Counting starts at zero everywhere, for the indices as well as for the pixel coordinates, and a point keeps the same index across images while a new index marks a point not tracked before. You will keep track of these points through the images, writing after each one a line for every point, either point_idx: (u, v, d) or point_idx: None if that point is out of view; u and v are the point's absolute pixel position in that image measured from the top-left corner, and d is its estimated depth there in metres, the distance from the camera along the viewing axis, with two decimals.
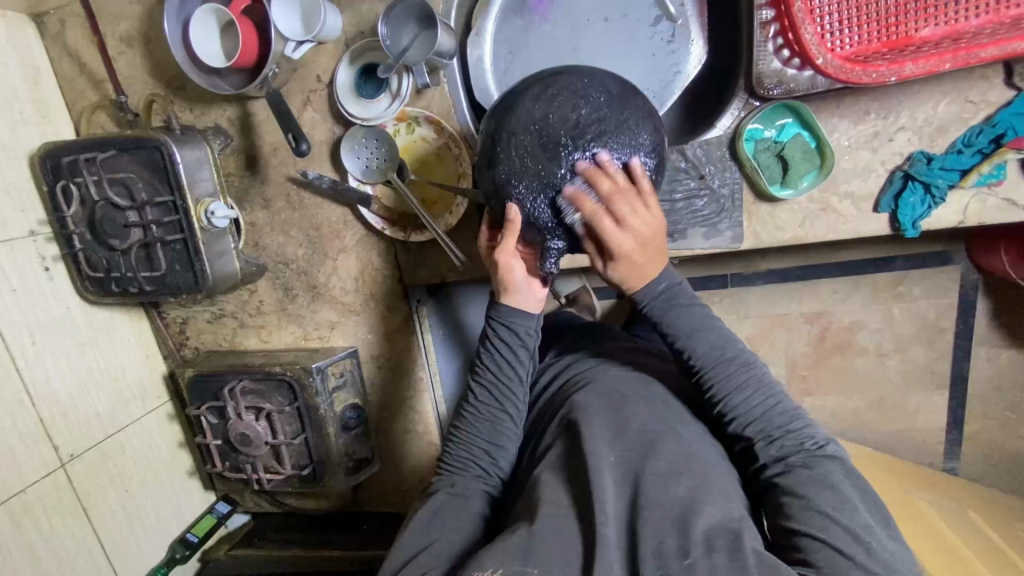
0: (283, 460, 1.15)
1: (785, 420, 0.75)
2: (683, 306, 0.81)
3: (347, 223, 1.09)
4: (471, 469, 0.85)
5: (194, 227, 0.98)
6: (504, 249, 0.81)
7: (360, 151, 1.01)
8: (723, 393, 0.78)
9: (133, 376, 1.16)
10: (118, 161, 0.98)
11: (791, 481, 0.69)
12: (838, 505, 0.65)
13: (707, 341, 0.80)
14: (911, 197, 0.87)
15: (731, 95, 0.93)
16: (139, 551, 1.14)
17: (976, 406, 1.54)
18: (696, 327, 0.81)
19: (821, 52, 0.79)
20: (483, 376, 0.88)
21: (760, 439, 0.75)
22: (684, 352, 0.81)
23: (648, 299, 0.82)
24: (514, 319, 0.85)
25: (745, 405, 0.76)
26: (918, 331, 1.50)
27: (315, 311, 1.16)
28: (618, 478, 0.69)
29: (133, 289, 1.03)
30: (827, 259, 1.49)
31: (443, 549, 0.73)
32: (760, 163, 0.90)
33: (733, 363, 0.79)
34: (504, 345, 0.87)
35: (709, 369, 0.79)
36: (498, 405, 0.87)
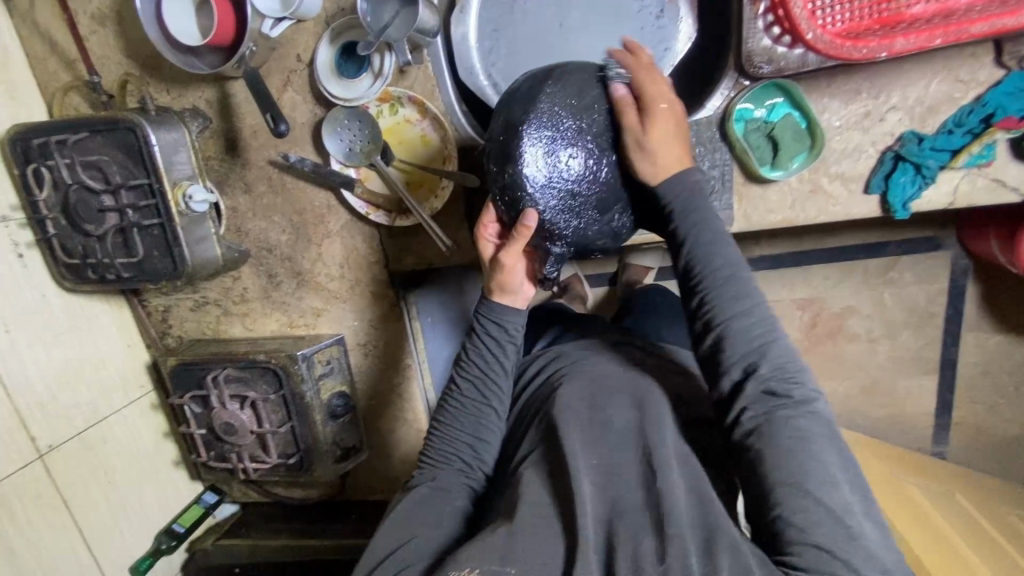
0: (269, 449, 1.14)
1: (781, 356, 0.69)
2: (703, 209, 0.74)
3: (331, 207, 1.07)
4: (453, 462, 0.83)
5: (171, 211, 0.95)
6: (511, 250, 0.79)
7: (342, 134, 0.98)
8: (727, 312, 0.70)
9: (114, 366, 1.14)
10: (91, 144, 0.95)
11: (766, 437, 0.64)
12: (819, 479, 0.62)
13: (719, 254, 0.73)
14: (902, 177, 0.86)
15: (721, 74, 0.91)
16: (124, 543, 1.13)
17: (965, 390, 1.55)
18: (704, 238, 0.74)
19: (812, 27, 0.76)
20: (467, 370, 0.86)
21: (752, 373, 0.68)
22: (695, 265, 0.73)
23: (672, 197, 0.75)
24: (504, 316, 0.84)
25: (746, 327, 0.69)
26: (907, 317, 1.50)
27: (300, 298, 1.14)
28: (597, 480, 0.68)
29: (111, 276, 1.01)
30: (817, 244, 1.48)
31: (425, 548, 0.72)
32: (750, 143, 0.88)
33: (742, 284, 0.71)
34: (492, 341, 0.85)
35: (716, 282, 0.72)
36: (482, 400, 0.85)
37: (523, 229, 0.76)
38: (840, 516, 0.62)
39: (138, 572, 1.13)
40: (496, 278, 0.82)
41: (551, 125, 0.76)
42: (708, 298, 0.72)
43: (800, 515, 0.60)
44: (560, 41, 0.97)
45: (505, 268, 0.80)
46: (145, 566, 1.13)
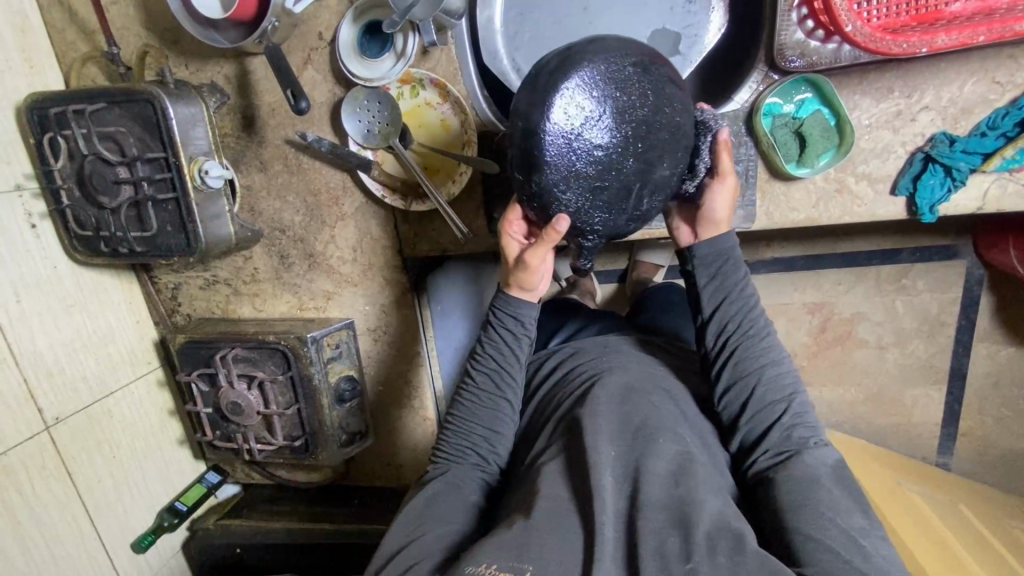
0: (275, 430, 1.13)
1: (802, 408, 0.76)
2: (739, 279, 0.82)
3: (346, 189, 1.05)
4: (468, 457, 0.83)
5: (186, 186, 0.94)
6: (536, 252, 0.76)
7: (361, 114, 0.97)
8: (750, 368, 0.79)
9: (122, 341, 1.13)
10: (109, 115, 0.94)
11: (785, 477, 0.69)
12: (834, 506, 0.65)
13: (747, 315, 0.81)
14: (931, 179, 0.84)
15: (751, 68, 0.89)
16: (126, 519, 1.12)
17: (973, 402, 1.53)
18: (733, 297, 0.82)
19: (851, 19, 0.74)
20: (481, 362, 0.86)
21: (772, 427, 0.75)
22: (721, 327, 0.82)
23: (703, 262, 0.83)
24: (519, 309, 0.84)
25: (772, 381, 0.78)
26: (920, 325, 1.49)
27: (311, 280, 1.13)
28: (617, 474, 0.69)
29: (123, 250, 1.00)
30: (832, 248, 1.47)
31: (433, 536, 0.71)
32: (777, 139, 0.87)
33: (763, 342, 0.80)
34: (507, 333, 0.84)
35: (740, 343, 0.80)
36: (496, 392, 0.85)
37: (550, 234, 0.72)
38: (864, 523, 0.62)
39: (141, 547, 1.13)
40: (516, 275, 0.81)
41: (571, 118, 0.69)
42: (732, 355, 0.80)
43: (818, 529, 0.62)
44: (583, 26, 0.95)
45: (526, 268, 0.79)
46: (148, 542, 1.13)
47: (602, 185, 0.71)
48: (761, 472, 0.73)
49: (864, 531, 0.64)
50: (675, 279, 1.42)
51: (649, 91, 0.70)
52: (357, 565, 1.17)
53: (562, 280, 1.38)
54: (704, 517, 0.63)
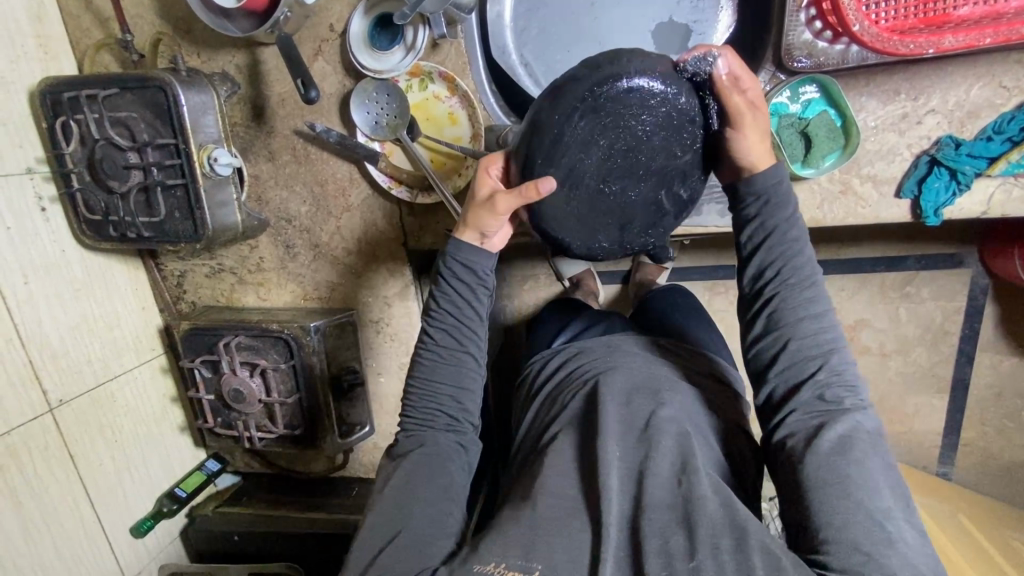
0: (276, 419, 1.14)
1: (842, 367, 0.70)
2: (786, 217, 0.73)
3: (353, 180, 1.06)
4: (439, 420, 0.81)
5: (196, 172, 0.95)
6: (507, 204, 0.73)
7: (370, 106, 0.98)
8: (791, 321, 0.71)
9: (127, 326, 1.14)
10: (121, 101, 0.95)
11: (811, 449, 0.65)
12: (862, 485, 0.62)
13: (792, 261, 0.73)
14: (936, 182, 0.84)
15: (758, 67, 0.90)
16: (126, 503, 1.13)
17: (975, 412, 1.52)
18: (777, 239, 0.73)
19: (859, 19, 0.75)
20: (439, 320, 0.81)
21: (805, 386, 0.70)
22: (758, 271, 0.74)
23: (749, 194, 0.74)
24: (471, 258, 0.79)
25: (812, 338, 0.71)
26: (923, 333, 1.48)
27: (315, 270, 1.14)
28: (622, 474, 0.69)
29: (131, 235, 1.01)
30: (837, 253, 1.46)
31: (431, 528, 0.73)
32: (783, 140, 0.86)
33: (809, 292, 0.72)
34: (460, 284, 0.80)
35: (781, 291, 0.72)
36: (458, 349, 0.82)
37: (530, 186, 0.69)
38: (882, 511, 0.61)
39: (139, 532, 1.13)
40: (476, 212, 0.77)
41: (569, 179, 0.72)
42: (770, 305, 0.73)
43: (827, 518, 0.61)
44: (589, 21, 0.96)
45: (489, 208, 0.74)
46: (147, 527, 1.14)
47: (621, 214, 0.75)
48: (789, 438, 0.69)
49: (890, 512, 0.62)
50: (678, 280, 1.42)
51: (638, 113, 0.69)
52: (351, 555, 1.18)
53: (565, 279, 1.39)
54: (707, 512, 0.63)
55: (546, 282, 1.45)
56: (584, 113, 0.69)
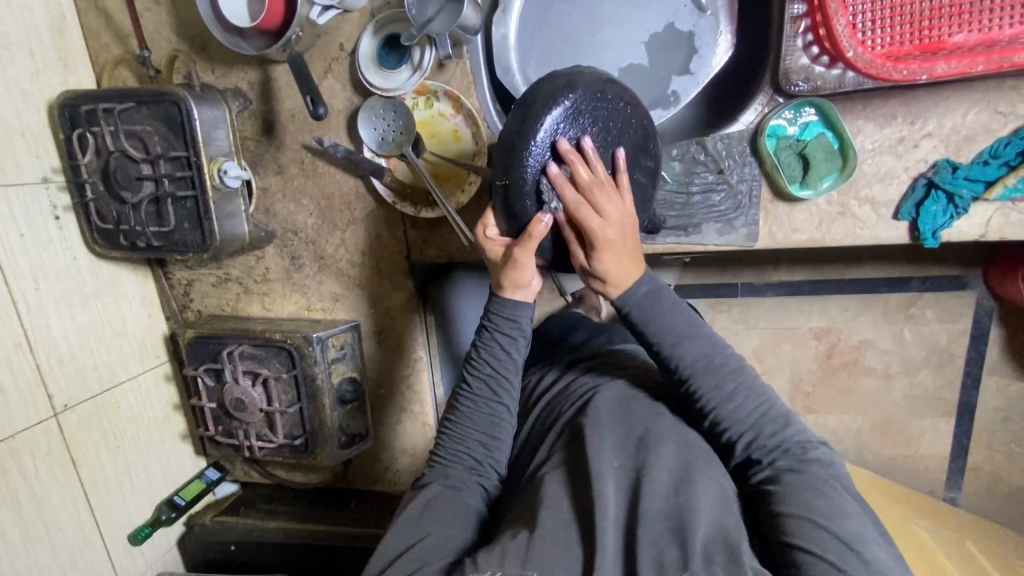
0: (277, 428, 1.15)
1: (777, 426, 0.73)
2: (674, 308, 0.80)
3: (359, 194, 1.08)
4: (464, 460, 0.83)
5: (206, 184, 0.97)
6: (524, 251, 0.77)
7: (376, 122, 1.00)
8: (713, 406, 0.75)
9: (134, 334, 1.16)
10: (135, 114, 0.97)
11: (779, 493, 0.67)
12: (833, 514, 0.63)
13: (694, 347, 0.78)
14: (933, 206, 0.85)
15: (756, 90, 0.91)
16: (125, 509, 1.14)
17: (982, 437, 1.51)
18: (683, 328, 0.79)
19: (853, 45, 0.77)
20: (478, 367, 0.85)
21: (754, 447, 0.72)
22: (672, 360, 0.78)
23: (630, 301, 0.80)
24: (517, 311, 0.83)
25: (735, 417, 0.74)
26: (927, 356, 1.48)
27: (320, 282, 1.16)
28: (619, 487, 0.69)
29: (141, 244, 1.03)
30: (840, 274, 1.46)
31: (437, 543, 0.72)
32: (781, 161, 0.88)
33: (719, 370, 0.76)
34: (505, 338, 0.84)
35: (695, 377, 0.76)
36: (494, 397, 0.84)
37: (535, 221, 0.75)
38: (862, 536, 0.62)
39: (137, 539, 1.14)
40: (506, 274, 0.81)
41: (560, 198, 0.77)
42: (694, 396, 0.77)
43: (815, 540, 0.60)
44: (587, 37, 0.98)
45: (518, 266, 0.79)
46: (144, 534, 1.15)
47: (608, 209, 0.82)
48: (754, 491, 0.70)
49: (863, 538, 0.61)
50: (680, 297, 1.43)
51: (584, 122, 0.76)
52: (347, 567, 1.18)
53: (566, 296, 1.40)
54: (701, 527, 0.63)
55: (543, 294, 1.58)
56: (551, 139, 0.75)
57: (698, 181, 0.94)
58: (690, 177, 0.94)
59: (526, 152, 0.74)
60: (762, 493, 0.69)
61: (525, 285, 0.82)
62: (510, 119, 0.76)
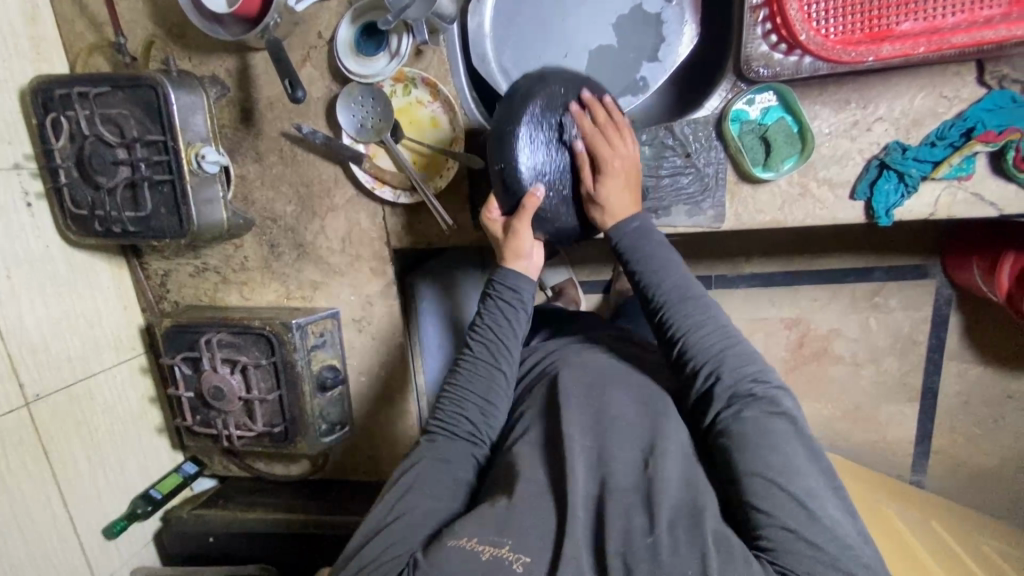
0: (255, 417, 1.15)
1: (738, 362, 0.78)
2: (653, 242, 0.87)
3: (338, 182, 1.09)
4: (460, 429, 0.84)
5: (183, 169, 0.97)
6: (521, 225, 0.86)
7: (355, 109, 1.02)
8: (686, 333, 0.81)
9: (108, 324, 1.15)
10: (111, 99, 0.97)
11: (737, 433, 0.72)
12: (783, 470, 0.68)
13: (671, 280, 0.84)
14: (886, 184, 0.90)
15: (720, 78, 0.95)
16: (99, 502, 1.13)
17: (945, 421, 1.58)
18: (661, 271, 0.85)
19: (805, 29, 0.83)
20: (481, 333, 0.89)
21: (719, 376, 0.77)
22: (651, 289, 0.85)
23: (620, 232, 0.87)
24: (519, 281, 0.89)
25: (701, 340, 0.80)
26: (892, 343, 1.55)
27: (300, 270, 1.16)
28: (589, 460, 0.72)
29: (116, 230, 1.01)
30: (808, 264, 1.53)
31: (425, 511, 0.74)
32: (744, 144, 0.92)
33: (694, 303, 0.83)
34: (504, 304, 0.89)
35: (671, 306, 0.83)
36: (493, 363, 0.87)
37: (528, 199, 0.84)
38: (813, 491, 0.67)
39: (112, 533, 1.13)
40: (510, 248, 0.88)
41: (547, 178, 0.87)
42: (667, 320, 0.83)
43: (767, 501, 0.66)
44: (558, 22, 0.98)
45: (515, 238, 0.87)
46: (120, 528, 1.14)
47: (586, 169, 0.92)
48: (716, 427, 0.75)
49: (814, 493, 0.67)
50: None
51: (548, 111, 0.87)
52: (326, 556, 1.18)
53: (546, 288, 1.44)
54: (665, 490, 0.67)
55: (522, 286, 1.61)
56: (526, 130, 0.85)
57: (666, 165, 0.97)
58: (659, 162, 0.97)
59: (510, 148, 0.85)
60: (724, 435, 0.73)
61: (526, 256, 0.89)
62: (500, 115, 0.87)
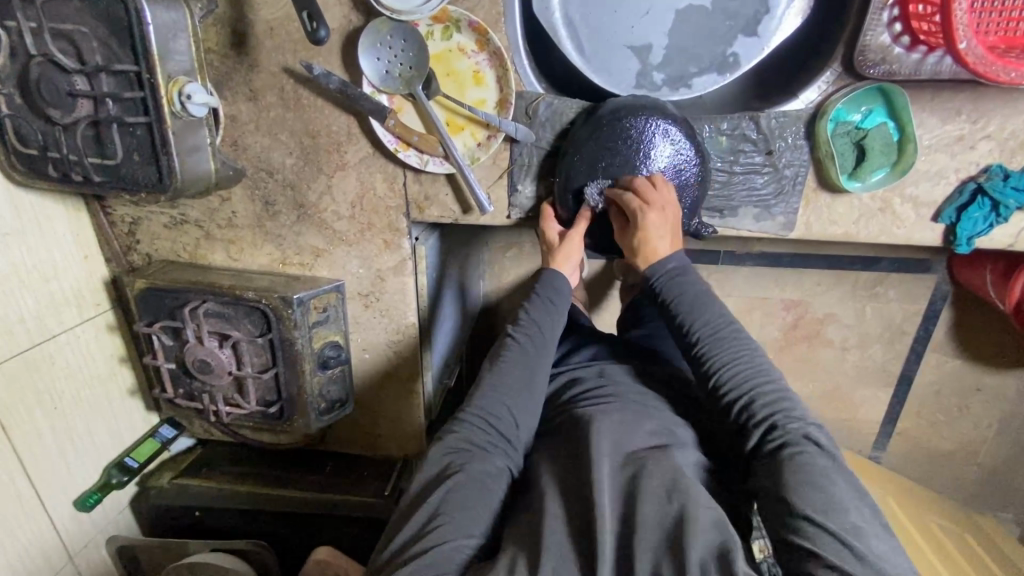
0: (248, 393, 1.04)
1: (773, 396, 0.79)
2: (691, 280, 0.88)
3: (352, 136, 0.91)
4: (492, 433, 0.83)
5: (163, 111, 0.77)
6: (576, 235, 0.89)
7: (381, 50, 0.83)
8: (720, 368, 0.82)
9: (68, 279, 0.98)
10: (64, 6, 0.74)
11: (783, 465, 0.72)
12: (829, 506, 0.67)
13: (707, 314, 0.85)
14: (976, 213, 0.82)
15: (821, 65, 0.82)
16: (68, 475, 1.02)
17: (913, 405, 1.58)
18: (697, 308, 0.86)
19: (968, 35, 0.64)
20: (524, 328, 0.90)
21: (758, 410, 0.78)
22: (685, 324, 0.86)
23: (658, 272, 0.87)
24: (560, 283, 0.92)
25: (735, 376, 0.81)
26: (882, 331, 1.52)
27: (298, 233, 1.01)
28: (615, 492, 0.75)
29: (76, 176, 0.82)
30: (819, 250, 1.45)
31: (459, 531, 0.73)
32: (835, 148, 0.81)
33: (730, 337, 0.84)
34: (542, 301, 0.91)
35: (705, 342, 0.84)
36: (532, 361, 0.88)
37: (580, 216, 0.88)
38: (858, 527, 0.66)
39: (86, 506, 1.03)
40: (560, 251, 0.90)
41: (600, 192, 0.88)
42: (703, 356, 0.83)
43: (811, 538, 0.65)
44: None
45: (564, 248, 0.90)
46: (94, 501, 1.04)
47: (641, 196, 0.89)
48: (760, 455, 0.75)
49: (859, 530, 0.66)
50: None
51: (618, 130, 0.83)
52: (321, 536, 1.14)
53: None
54: (695, 533, 0.67)
55: (529, 251, 1.49)
56: (588, 144, 0.84)
57: (742, 160, 0.86)
58: (736, 156, 0.86)
59: (570, 160, 0.86)
60: (765, 466, 0.74)
61: (571, 260, 0.91)
62: (582, 126, 0.85)
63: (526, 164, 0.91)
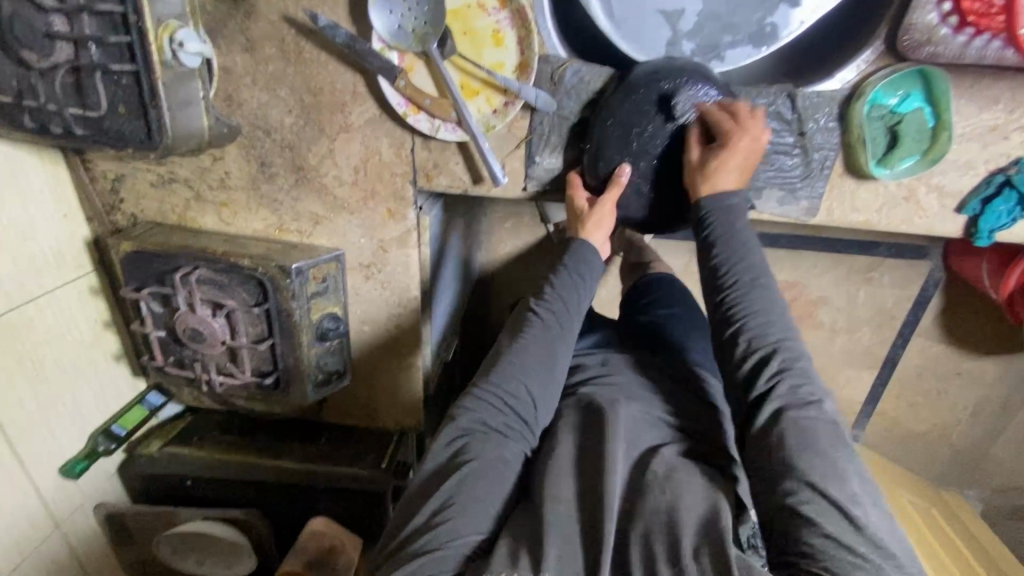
0: (242, 363, 1.00)
1: (793, 355, 0.75)
2: (741, 227, 0.79)
3: (358, 96, 0.85)
4: (509, 415, 0.80)
5: (152, 59, 0.70)
6: (607, 202, 0.84)
7: (394, 3, 0.76)
8: (743, 315, 0.76)
9: (46, 239, 0.91)
10: None
11: (790, 429, 0.69)
12: (832, 476, 0.66)
13: (747, 260, 0.79)
14: (1001, 205, 0.81)
15: (862, 43, 0.79)
16: (53, 443, 0.98)
17: (896, 386, 1.60)
18: (739, 254, 0.79)
19: None
20: (548, 307, 0.86)
21: (777, 364, 0.73)
22: (722, 265, 0.79)
23: (715, 206, 0.79)
24: (588, 257, 0.88)
25: (761, 325, 0.75)
26: (872, 315, 1.52)
27: (296, 199, 0.95)
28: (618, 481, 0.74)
29: (54, 129, 0.75)
30: (819, 233, 1.44)
31: (474, 521, 0.71)
32: (868, 131, 0.79)
33: (763, 290, 0.78)
34: (567, 279, 0.88)
35: (738, 285, 0.78)
36: (553, 342, 0.85)
37: (613, 181, 0.83)
38: (861, 502, 0.65)
39: (71, 474, 1.00)
40: (591, 220, 0.86)
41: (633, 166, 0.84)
42: (730, 299, 0.78)
43: (821, 513, 0.63)
44: None
45: (595, 216, 0.85)
46: (80, 470, 1.01)
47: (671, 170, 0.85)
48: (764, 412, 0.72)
49: (859, 502, 0.65)
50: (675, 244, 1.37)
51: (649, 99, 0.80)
52: (317, 506, 1.13)
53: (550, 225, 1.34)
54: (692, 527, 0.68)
55: (529, 222, 1.44)
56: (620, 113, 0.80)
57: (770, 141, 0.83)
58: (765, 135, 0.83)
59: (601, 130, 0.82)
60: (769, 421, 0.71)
61: (601, 230, 0.87)
62: (613, 95, 0.80)
63: (547, 134, 0.86)
